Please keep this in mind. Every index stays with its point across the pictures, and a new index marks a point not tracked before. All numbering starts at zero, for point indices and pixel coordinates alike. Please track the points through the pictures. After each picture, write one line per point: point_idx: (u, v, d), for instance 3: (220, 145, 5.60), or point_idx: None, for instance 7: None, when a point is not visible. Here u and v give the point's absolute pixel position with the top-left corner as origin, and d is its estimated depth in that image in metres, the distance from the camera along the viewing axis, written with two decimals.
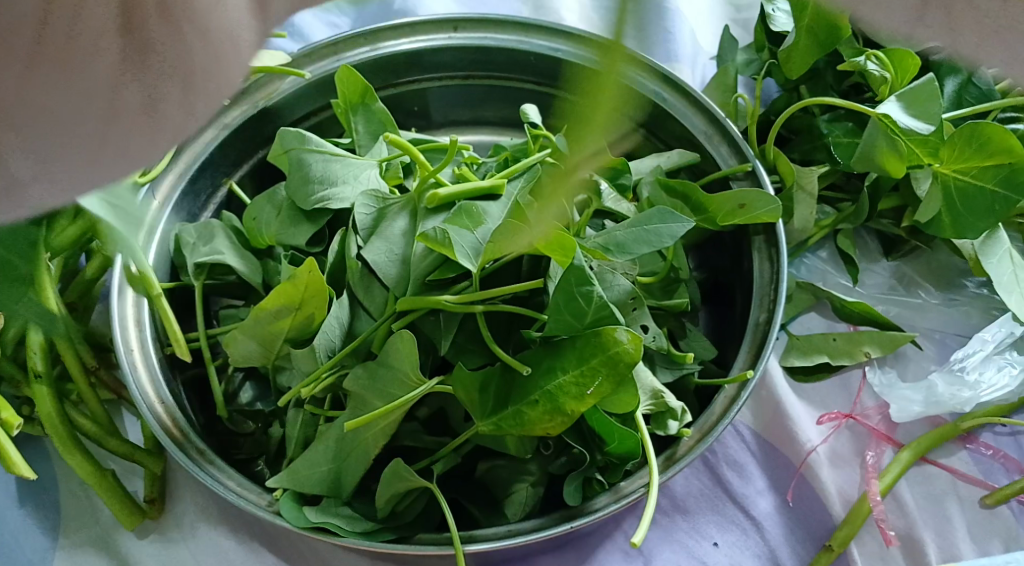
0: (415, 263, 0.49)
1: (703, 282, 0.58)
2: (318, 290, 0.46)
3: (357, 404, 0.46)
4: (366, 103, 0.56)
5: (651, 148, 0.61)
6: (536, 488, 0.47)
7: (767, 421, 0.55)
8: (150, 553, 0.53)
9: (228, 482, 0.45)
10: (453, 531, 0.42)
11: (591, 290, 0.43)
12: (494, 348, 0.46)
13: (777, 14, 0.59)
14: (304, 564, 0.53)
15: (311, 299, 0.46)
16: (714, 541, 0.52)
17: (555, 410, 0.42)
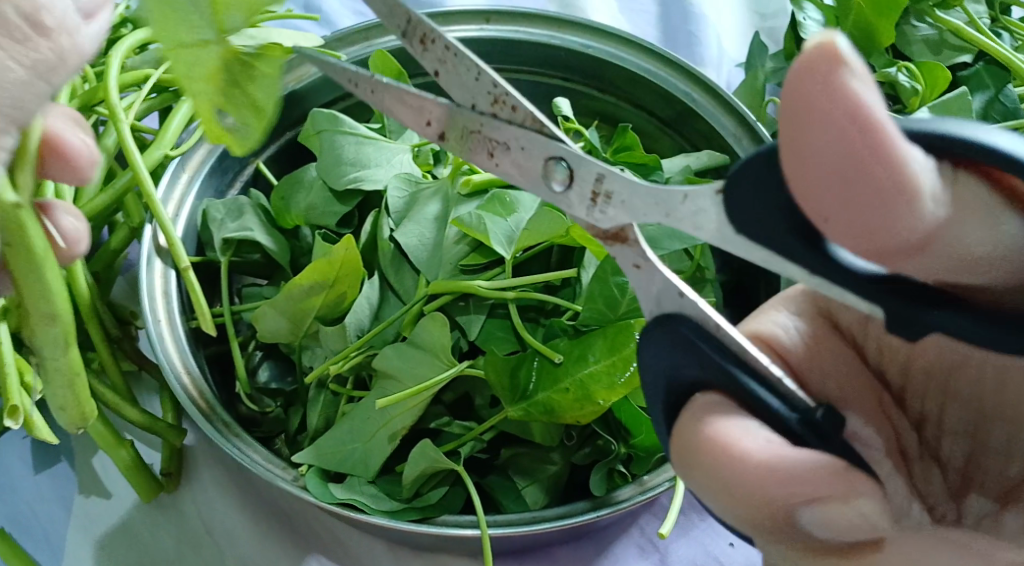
0: (448, 248, 0.49)
1: (726, 284, 0.57)
2: (354, 269, 0.46)
3: (387, 385, 0.46)
4: None
5: (678, 148, 0.61)
6: (559, 477, 0.47)
7: None
8: (163, 527, 0.52)
9: (252, 455, 0.45)
10: (476, 512, 0.42)
11: (626, 281, 0.43)
12: (524, 335, 0.46)
13: (808, 24, 0.61)
14: (319, 543, 0.52)
15: (346, 277, 0.46)
16: (730, 540, 0.52)
17: (586, 399, 0.43)
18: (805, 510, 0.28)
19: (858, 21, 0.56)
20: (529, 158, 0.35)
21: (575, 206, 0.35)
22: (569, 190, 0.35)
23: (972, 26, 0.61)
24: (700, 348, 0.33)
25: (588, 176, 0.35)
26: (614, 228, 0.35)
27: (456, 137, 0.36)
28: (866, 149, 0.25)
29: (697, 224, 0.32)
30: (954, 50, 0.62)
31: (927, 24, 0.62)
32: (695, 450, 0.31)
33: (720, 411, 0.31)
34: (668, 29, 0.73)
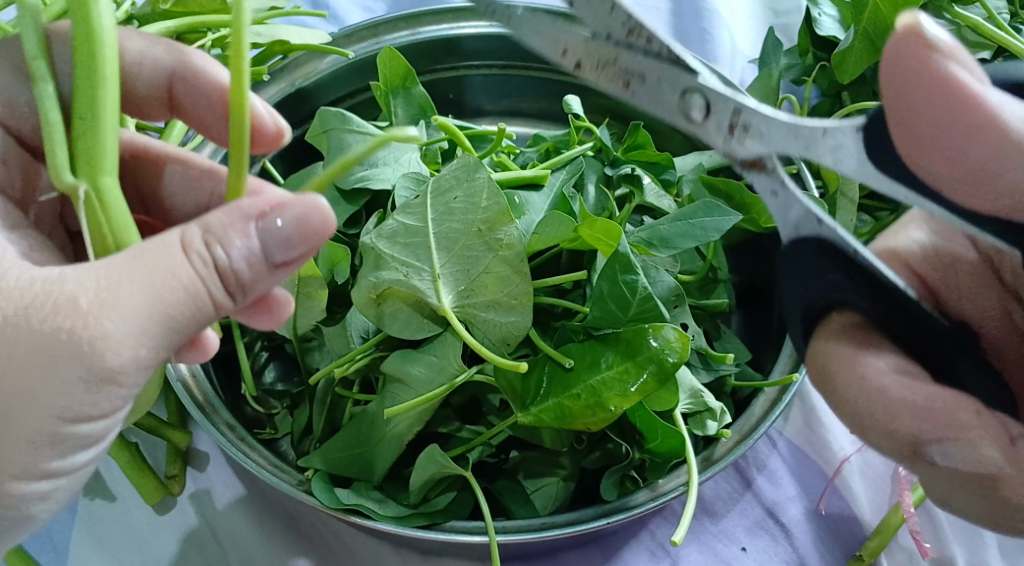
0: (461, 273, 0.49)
1: (738, 286, 0.57)
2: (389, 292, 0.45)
3: (394, 391, 0.46)
4: (407, 86, 0.55)
5: (690, 147, 0.60)
6: (568, 483, 0.46)
7: (802, 432, 0.56)
8: (169, 529, 0.52)
9: (258, 460, 0.44)
10: (484, 519, 0.41)
11: (636, 280, 0.43)
12: (535, 339, 0.46)
13: (823, 20, 0.60)
14: (325, 548, 0.52)
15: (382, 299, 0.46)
16: (742, 546, 0.51)
17: (598, 406, 0.41)
18: (937, 447, 0.34)
19: (875, 17, 0.55)
20: (666, 89, 0.37)
21: (713, 136, 0.37)
22: (707, 120, 0.37)
23: (991, 22, 0.60)
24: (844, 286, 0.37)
25: (726, 108, 0.36)
26: (755, 158, 0.37)
27: (592, 67, 0.37)
28: (959, 109, 0.31)
29: (838, 160, 0.35)
30: (973, 47, 0.61)
31: (945, 20, 0.61)
32: (835, 366, 0.37)
33: (852, 336, 0.37)
34: (680, 26, 0.72)
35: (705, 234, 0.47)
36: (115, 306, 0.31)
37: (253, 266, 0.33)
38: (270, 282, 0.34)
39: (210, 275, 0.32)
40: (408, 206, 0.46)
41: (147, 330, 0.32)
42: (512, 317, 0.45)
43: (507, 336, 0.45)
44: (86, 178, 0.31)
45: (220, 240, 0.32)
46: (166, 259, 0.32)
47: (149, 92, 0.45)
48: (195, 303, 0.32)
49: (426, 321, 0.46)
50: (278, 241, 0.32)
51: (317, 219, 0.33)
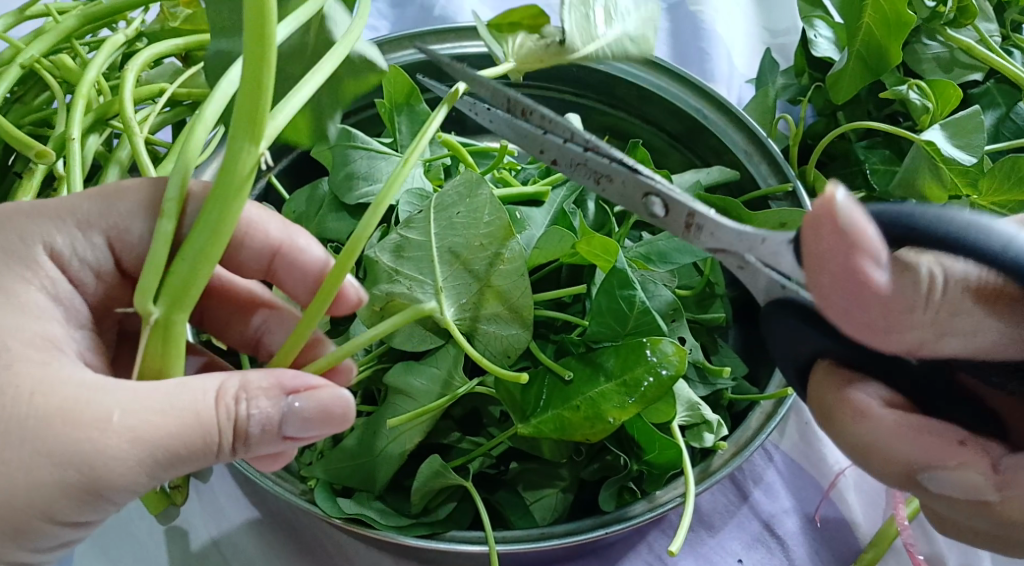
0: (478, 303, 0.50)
1: (734, 301, 0.58)
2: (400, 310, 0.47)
3: (396, 403, 0.46)
4: (411, 104, 0.56)
5: (689, 164, 0.61)
6: (566, 494, 0.47)
7: (797, 445, 0.56)
8: (172, 539, 0.53)
9: (262, 469, 0.44)
10: (484, 528, 0.42)
11: (633, 294, 0.44)
12: (536, 352, 0.47)
13: (819, 41, 0.62)
14: (326, 559, 0.52)
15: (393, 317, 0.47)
16: (739, 558, 0.52)
17: (596, 418, 0.42)
18: (932, 476, 0.36)
19: (869, 39, 0.56)
20: (628, 191, 0.39)
21: (675, 228, 0.39)
22: (668, 218, 0.39)
23: (983, 44, 0.62)
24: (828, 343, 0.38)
25: (682, 209, 0.38)
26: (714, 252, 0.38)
27: (566, 165, 0.41)
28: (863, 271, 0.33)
29: (777, 262, 0.36)
30: (965, 68, 0.62)
31: (938, 43, 0.62)
32: (831, 407, 0.38)
33: (840, 382, 0.38)
34: (678, 45, 0.73)
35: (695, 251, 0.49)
36: (139, 437, 0.32)
37: (266, 432, 0.35)
38: (271, 448, 0.36)
39: (229, 429, 0.34)
40: (411, 221, 0.46)
41: (149, 460, 0.33)
42: (513, 331, 0.46)
43: (508, 348, 0.46)
44: (163, 308, 0.31)
45: (250, 398, 0.34)
46: (199, 402, 0.33)
47: (254, 263, 0.44)
48: (205, 450, 0.34)
49: (428, 333, 0.47)
50: (299, 416, 0.35)
51: (339, 410, 0.36)
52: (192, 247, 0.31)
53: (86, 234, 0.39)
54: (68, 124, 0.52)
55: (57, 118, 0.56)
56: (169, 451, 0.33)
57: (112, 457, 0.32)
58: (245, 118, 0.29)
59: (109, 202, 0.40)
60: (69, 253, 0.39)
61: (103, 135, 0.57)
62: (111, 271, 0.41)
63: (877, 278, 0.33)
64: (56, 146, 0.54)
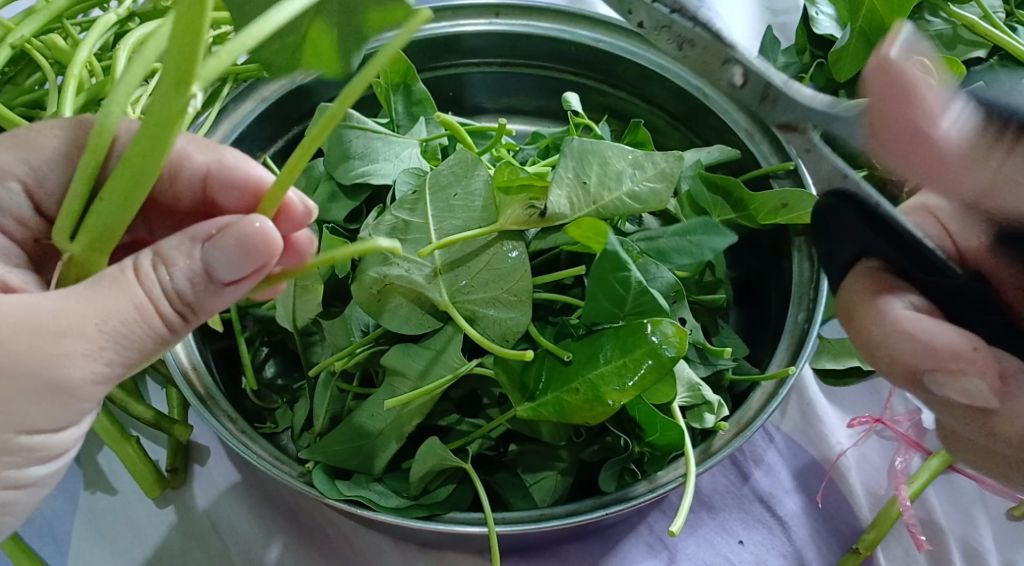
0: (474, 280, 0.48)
1: (734, 283, 0.57)
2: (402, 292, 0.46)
3: (395, 384, 0.46)
4: (408, 83, 0.56)
5: (688, 144, 0.60)
6: (566, 476, 0.47)
7: (798, 426, 0.56)
8: (169, 522, 0.52)
9: (260, 452, 0.44)
10: (484, 509, 0.42)
11: (628, 276, 0.42)
12: (535, 334, 0.46)
13: (820, 18, 0.61)
14: (325, 541, 0.52)
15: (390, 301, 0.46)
16: (740, 539, 0.52)
17: (596, 400, 0.42)
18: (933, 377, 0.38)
19: (871, 15, 0.55)
20: None
21: None
22: (743, 89, 0.40)
23: (988, 21, 0.61)
24: (861, 230, 0.41)
25: None
26: (790, 122, 0.41)
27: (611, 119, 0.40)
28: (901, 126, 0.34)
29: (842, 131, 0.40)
30: (969, 45, 0.61)
31: (941, 19, 0.62)
32: (854, 309, 0.41)
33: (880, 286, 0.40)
34: None
35: (637, 197, 0.45)
36: (72, 331, 0.33)
37: (199, 282, 0.34)
38: (221, 301, 0.35)
39: (162, 297, 0.34)
40: (406, 202, 0.47)
41: (104, 350, 0.34)
42: (512, 315, 0.45)
43: (506, 331, 0.45)
44: (78, 246, 0.31)
45: (166, 262, 0.34)
46: (115, 285, 0.33)
47: (187, 192, 0.43)
48: (150, 323, 0.34)
49: (427, 315, 0.47)
50: (222, 258, 0.33)
51: (261, 242, 0.33)
52: (113, 196, 0.29)
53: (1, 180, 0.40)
54: (59, 103, 0.51)
55: (48, 99, 0.56)
56: (114, 333, 0.34)
57: (71, 363, 0.34)
58: (173, 79, 0.25)
59: (22, 149, 0.40)
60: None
61: (95, 117, 0.56)
62: (33, 219, 0.41)
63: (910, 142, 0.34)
64: (47, 128, 0.53)
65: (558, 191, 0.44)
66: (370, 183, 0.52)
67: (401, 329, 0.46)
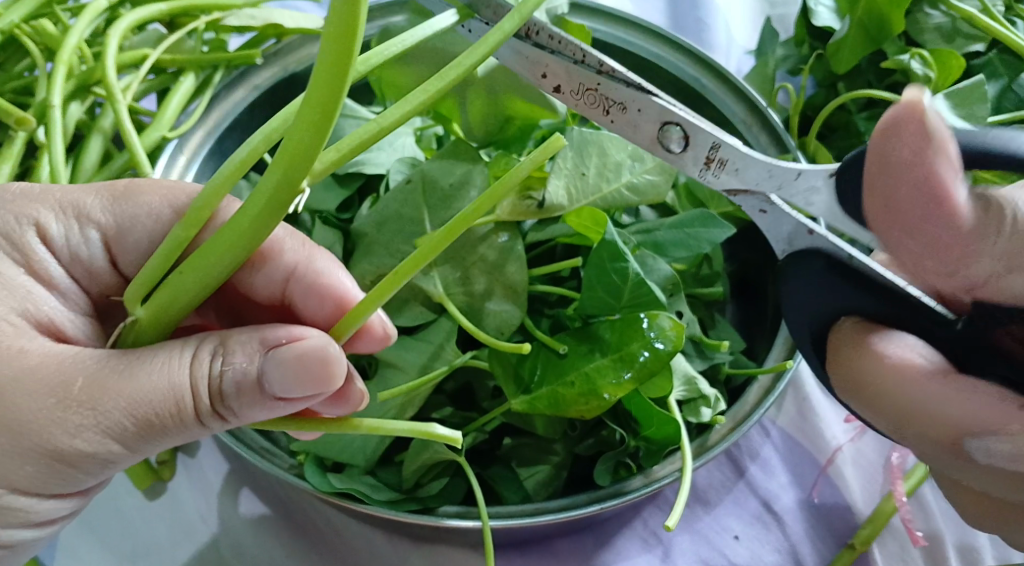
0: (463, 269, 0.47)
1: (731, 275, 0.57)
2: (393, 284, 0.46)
3: (390, 376, 0.45)
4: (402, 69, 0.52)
5: None
6: (561, 470, 0.46)
7: (795, 420, 0.56)
8: (158, 513, 0.52)
9: (250, 445, 0.43)
10: (477, 502, 0.41)
11: (626, 265, 0.42)
12: (531, 327, 0.45)
13: (819, 9, 0.60)
14: (317, 535, 0.51)
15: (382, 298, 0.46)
16: (735, 534, 0.51)
17: (591, 393, 0.41)
18: (976, 439, 0.34)
19: (871, 7, 0.55)
20: (645, 120, 0.39)
21: (689, 166, 0.39)
22: (685, 152, 0.39)
23: (987, 14, 0.61)
24: (834, 278, 0.37)
25: (705, 143, 0.39)
26: (731, 190, 0.39)
27: (569, 91, 0.41)
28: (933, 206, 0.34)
29: (809, 201, 0.38)
30: (967, 38, 0.61)
31: (940, 13, 0.61)
32: (870, 373, 0.37)
33: (867, 338, 0.37)
34: (676, 16, 0.72)
35: (636, 189, 0.45)
36: (105, 400, 0.32)
37: (244, 391, 0.33)
38: (257, 414, 0.34)
39: (208, 389, 0.33)
40: (400, 192, 0.46)
41: (119, 425, 0.33)
42: (508, 309, 0.45)
43: (504, 325, 0.45)
44: (145, 313, 0.31)
45: (227, 356, 0.33)
46: (167, 365, 0.33)
47: (268, 284, 0.41)
48: (182, 411, 0.34)
49: (419, 306, 0.46)
50: (282, 373, 0.33)
51: (325, 367, 0.33)
52: (193, 274, 0.29)
53: (82, 224, 0.38)
54: (49, 91, 0.50)
55: (38, 86, 0.55)
56: (141, 411, 0.33)
57: (82, 429, 0.33)
58: (285, 170, 0.26)
59: (120, 202, 0.38)
60: (59, 237, 0.38)
61: (86, 103, 0.55)
62: (107, 271, 0.39)
63: (955, 193, 0.34)
64: (36, 114, 0.52)
65: (555, 181, 0.44)
66: (364, 173, 0.51)
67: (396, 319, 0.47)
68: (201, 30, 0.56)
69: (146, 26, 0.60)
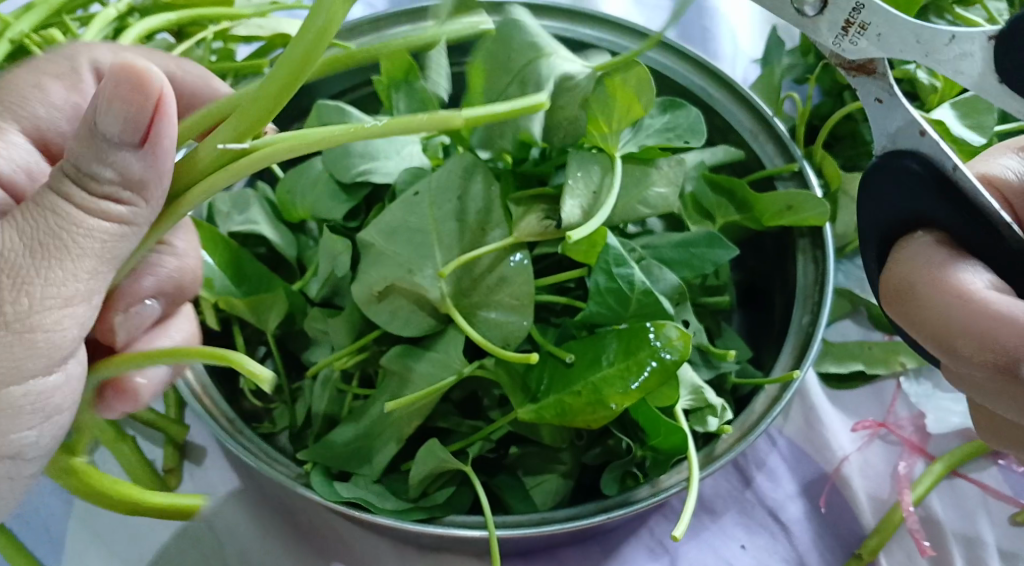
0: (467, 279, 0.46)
1: (738, 285, 0.57)
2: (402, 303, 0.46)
3: (396, 384, 0.46)
4: (409, 80, 0.52)
5: None
6: (567, 479, 0.46)
7: (803, 430, 0.55)
8: (163, 520, 0.52)
9: (256, 452, 0.43)
10: (483, 512, 0.41)
11: (631, 273, 0.42)
12: (536, 336, 0.45)
13: None
14: (323, 543, 0.51)
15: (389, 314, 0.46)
16: (741, 544, 0.51)
17: (599, 403, 0.41)
18: None
19: None
20: None
21: (825, 36, 0.36)
22: (821, 16, 0.36)
23: (995, 23, 0.60)
24: (908, 179, 0.36)
25: (846, 5, 0.35)
26: (862, 60, 0.36)
27: None
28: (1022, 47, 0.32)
29: (960, 68, 0.34)
30: None
31: (947, 21, 0.61)
32: (907, 279, 0.35)
33: (928, 249, 0.35)
34: (682, 25, 0.72)
35: (647, 202, 0.47)
36: (23, 272, 0.32)
37: (121, 168, 0.32)
38: (152, 174, 0.32)
39: (81, 190, 0.32)
40: (409, 203, 0.45)
41: (83, 263, 0.33)
42: (514, 321, 0.45)
43: (508, 336, 0.45)
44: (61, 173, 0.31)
45: (79, 165, 0.32)
46: (45, 212, 0.32)
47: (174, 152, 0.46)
48: (87, 226, 0.32)
49: (427, 317, 0.46)
50: (114, 116, 0.30)
51: (135, 83, 0.30)
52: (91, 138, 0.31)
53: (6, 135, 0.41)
54: None
55: None
56: (53, 249, 0.32)
57: (51, 283, 0.33)
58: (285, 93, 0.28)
59: (17, 102, 0.41)
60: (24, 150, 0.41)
61: None
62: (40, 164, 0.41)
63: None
64: None
65: (571, 202, 0.45)
66: (371, 182, 0.51)
67: (399, 330, 0.46)
68: (210, 39, 0.56)
69: (154, 35, 0.60)
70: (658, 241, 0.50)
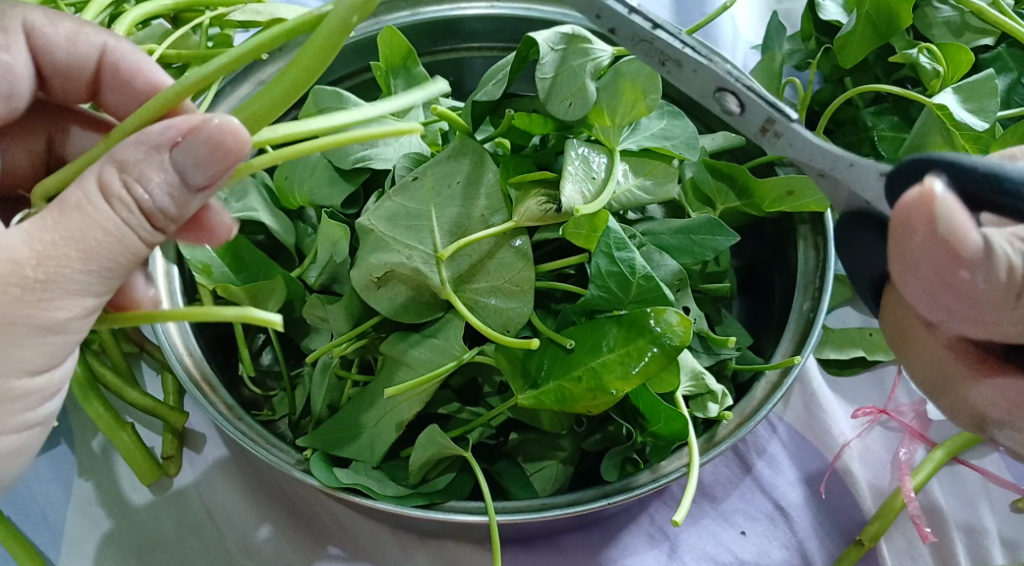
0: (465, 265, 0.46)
1: (738, 271, 0.57)
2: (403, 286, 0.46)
3: (395, 370, 0.45)
4: (408, 66, 0.52)
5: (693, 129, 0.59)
6: (567, 466, 0.46)
7: (803, 417, 0.55)
8: (163, 508, 0.52)
9: (255, 439, 0.43)
10: (483, 497, 0.41)
11: (632, 258, 0.42)
12: (535, 321, 0.45)
13: (827, 4, 0.60)
14: (323, 530, 0.51)
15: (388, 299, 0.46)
16: (742, 530, 0.51)
17: (600, 390, 0.41)
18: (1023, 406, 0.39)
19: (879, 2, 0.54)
20: (698, 78, 0.39)
21: (749, 131, 0.40)
22: (743, 115, 0.39)
23: (997, 8, 0.60)
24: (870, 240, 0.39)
25: (760, 114, 0.39)
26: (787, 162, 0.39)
27: (626, 36, 0.39)
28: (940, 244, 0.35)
29: (862, 187, 0.38)
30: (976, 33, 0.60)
31: (948, 6, 0.61)
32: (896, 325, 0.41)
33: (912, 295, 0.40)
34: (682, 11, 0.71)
35: (646, 189, 0.47)
36: (60, 270, 0.34)
37: (175, 193, 0.34)
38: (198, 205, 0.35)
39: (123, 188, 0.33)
40: (406, 188, 0.45)
41: (117, 274, 0.35)
42: (514, 307, 0.45)
43: (508, 322, 0.45)
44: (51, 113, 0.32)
45: (136, 178, 0.33)
46: (88, 216, 0.33)
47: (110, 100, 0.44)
48: (129, 240, 0.34)
49: (426, 304, 0.46)
50: (192, 157, 0.33)
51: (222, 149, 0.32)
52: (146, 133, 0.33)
53: None
54: None
55: None
56: (97, 256, 0.34)
57: (74, 284, 0.34)
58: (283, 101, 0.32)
59: None
60: None
61: None
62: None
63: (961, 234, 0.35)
64: None
65: (569, 186, 0.44)
66: (371, 167, 0.51)
67: (400, 317, 0.46)
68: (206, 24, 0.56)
69: (150, 22, 0.60)
70: (657, 227, 0.49)
